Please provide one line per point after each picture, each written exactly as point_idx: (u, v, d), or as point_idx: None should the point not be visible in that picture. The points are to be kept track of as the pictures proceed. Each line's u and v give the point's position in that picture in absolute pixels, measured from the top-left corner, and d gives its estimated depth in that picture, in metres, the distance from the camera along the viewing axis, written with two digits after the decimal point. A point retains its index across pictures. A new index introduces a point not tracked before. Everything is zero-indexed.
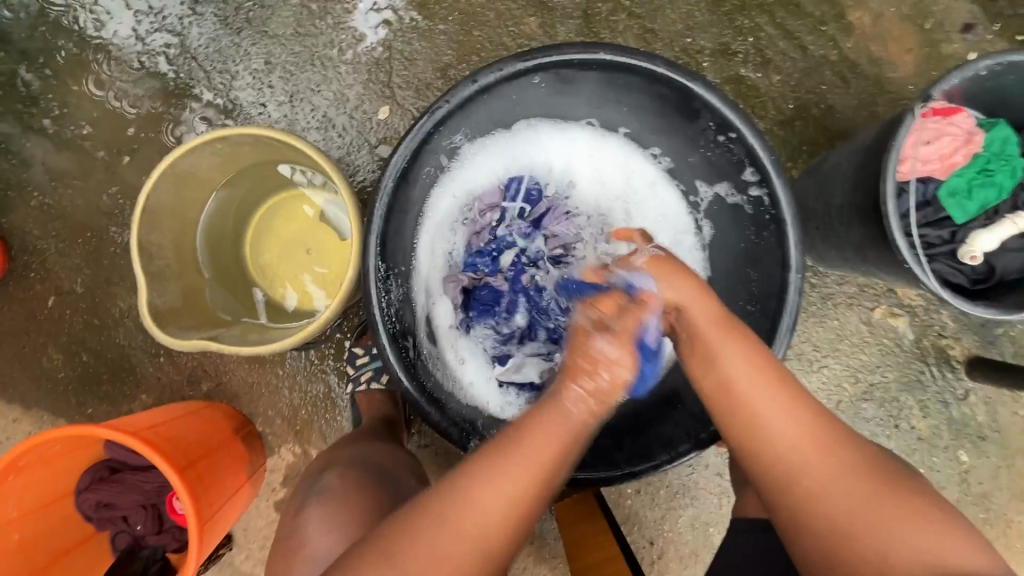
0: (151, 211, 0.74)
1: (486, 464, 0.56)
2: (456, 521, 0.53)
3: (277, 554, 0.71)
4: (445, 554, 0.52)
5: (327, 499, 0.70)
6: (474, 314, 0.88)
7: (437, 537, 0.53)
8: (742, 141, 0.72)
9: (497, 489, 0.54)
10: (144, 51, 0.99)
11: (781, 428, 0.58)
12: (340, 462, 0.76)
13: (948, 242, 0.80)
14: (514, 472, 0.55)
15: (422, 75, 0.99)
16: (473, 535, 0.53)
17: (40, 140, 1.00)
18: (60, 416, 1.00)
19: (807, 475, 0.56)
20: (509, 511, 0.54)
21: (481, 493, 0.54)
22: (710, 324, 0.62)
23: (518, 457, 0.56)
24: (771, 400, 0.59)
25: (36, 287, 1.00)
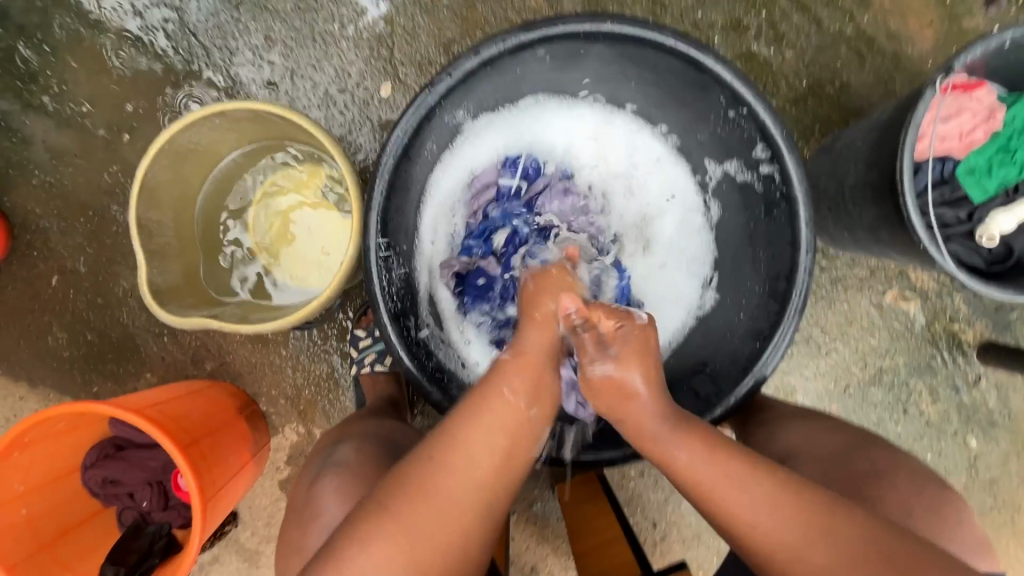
0: (150, 188, 0.74)
1: (472, 409, 0.58)
2: (446, 464, 0.55)
3: (286, 529, 0.69)
4: (439, 496, 0.53)
5: (340, 471, 0.68)
6: (468, 300, 0.85)
7: (431, 479, 0.54)
8: (754, 117, 0.70)
9: (485, 429, 0.56)
10: (142, 27, 0.97)
11: (747, 512, 0.54)
12: (354, 437, 0.75)
13: (965, 223, 0.77)
14: (499, 409, 0.57)
15: (424, 50, 0.97)
16: (465, 475, 0.55)
17: (40, 117, 0.99)
18: (66, 394, 1.01)
19: (792, 562, 0.52)
20: (500, 449, 0.56)
21: (469, 434, 0.56)
22: (643, 405, 0.60)
23: (499, 398, 0.58)
24: (730, 486, 0.56)
25: (39, 266, 1.00)
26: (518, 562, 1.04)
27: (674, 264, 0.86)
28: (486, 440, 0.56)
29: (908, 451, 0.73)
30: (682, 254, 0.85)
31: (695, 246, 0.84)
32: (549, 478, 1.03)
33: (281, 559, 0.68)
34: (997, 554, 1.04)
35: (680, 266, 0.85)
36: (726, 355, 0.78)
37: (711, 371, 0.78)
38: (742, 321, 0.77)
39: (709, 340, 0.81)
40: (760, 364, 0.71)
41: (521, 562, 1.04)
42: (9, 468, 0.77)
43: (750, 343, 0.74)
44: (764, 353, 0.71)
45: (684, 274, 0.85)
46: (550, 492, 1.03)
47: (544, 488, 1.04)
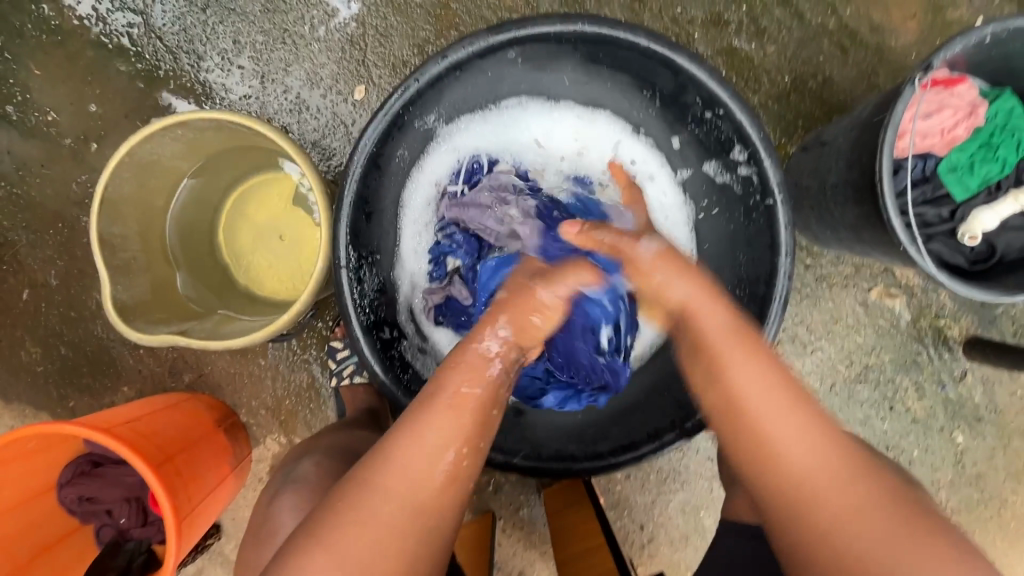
0: (112, 201, 0.71)
1: (403, 432, 0.55)
2: (381, 486, 0.52)
3: (251, 543, 0.68)
4: (371, 521, 0.50)
5: (302, 486, 0.68)
6: (450, 325, 0.82)
7: (365, 502, 0.51)
8: (730, 118, 0.68)
9: (410, 455, 0.53)
10: (106, 32, 0.94)
11: (791, 448, 0.54)
12: (315, 452, 0.74)
13: (948, 221, 0.76)
14: (431, 438, 0.54)
15: (398, 51, 0.95)
16: (404, 501, 0.52)
17: (5, 127, 0.96)
18: (42, 410, 0.99)
19: (811, 488, 0.53)
20: (434, 469, 0.53)
21: (398, 461, 0.53)
22: (718, 336, 0.59)
23: (440, 410, 0.55)
24: (792, 421, 0.55)
25: (10, 280, 0.98)
26: (505, 567, 1.03)
27: None
28: (423, 457, 0.53)
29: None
30: None
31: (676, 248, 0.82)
32: (535, 483, 1.03)
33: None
34: (984, 549, 1.04)
35: None
36: None
37: None
38: None
39: None
40: None
41: (508, 567, 1.03)
42: None
43: None
44: None
45: None
46: (536, 497, 1.03)
47: (530, 493, 1.03)
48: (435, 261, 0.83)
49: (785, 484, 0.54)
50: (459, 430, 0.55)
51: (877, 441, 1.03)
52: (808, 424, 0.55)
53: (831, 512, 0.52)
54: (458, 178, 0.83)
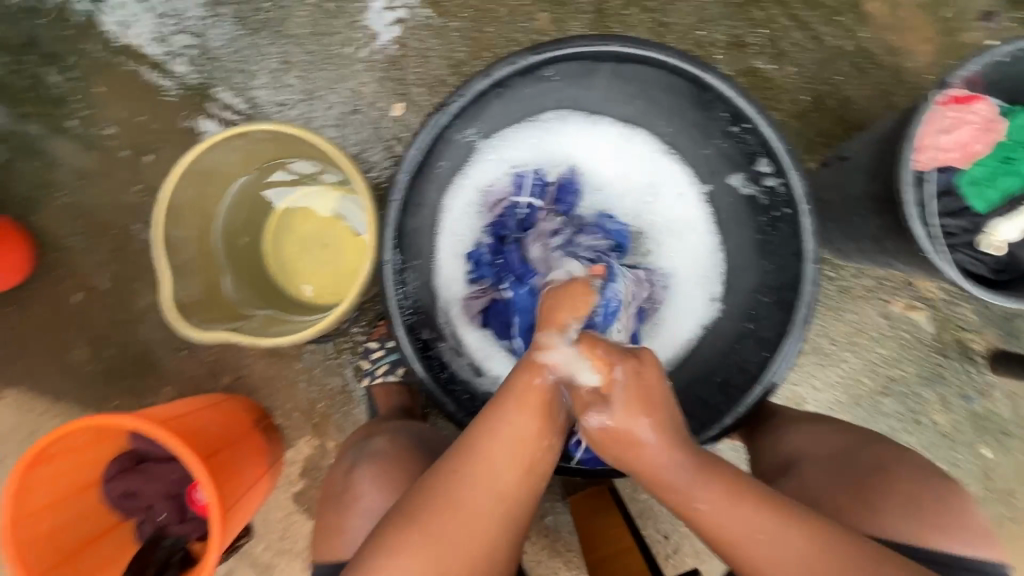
0: (174, 207, 0.76)
1: (475, 442, 0.58)
2: (466, 477, 0.57)
3: (326, 511, 0.72)
4: (462, 505, 0.56)
5: (378, 462, 0.71)
6: (499, 329, 0.87)
7: (454, 490, 0.56)
8: (757, 132, 0.72)
9: (490, 458, 0.57)
10: (165, 53, 1.01)
11: (722, 527, 0.56)
12: (388, 429, 0.78)
13: (969, 233, 0.79)
14: (512, 442, 0.58)
15: (435, 71, 1.01)
16: (488, 486, 0.57)
17: (67, 140, 1.02)
18: (86, 409, 1.03)
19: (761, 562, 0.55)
20: (515, 463, 0.58)
21: (469, 471, 0.57)
22: (669, 464, 0.57)
23: (514, 410, 0.59)
24: (774, 541, 0.55)
25: (63, 283, 1.03)
26: None
27: (698, 279, 0.87)
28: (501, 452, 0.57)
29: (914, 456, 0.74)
30: (709, 271, 0.87)
31: (709, 260, 0.87)
32: (560, 490, 1.04)
33: (317, 542, 0.70)
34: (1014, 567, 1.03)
35: (702, 281, 0.87)
36: (734, 365, 0.80)
37: (721, 382, 0.80)
38: (750, 331, 0.80)
39: (722, 350, 0.83)
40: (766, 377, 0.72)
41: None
42: (32, 482, 0.78)
43: (759, 354, 0.77)
44: (772, 365, 0.72)
45: (698, 275, 0.88)
46: (561, 504, 1.04)
47: (555, 500, 1.04)
48: (473, 263, 0.88)
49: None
50: (538, 423, 0.59)
51: None
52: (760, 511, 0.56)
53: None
54: (513, 187, 0.90)
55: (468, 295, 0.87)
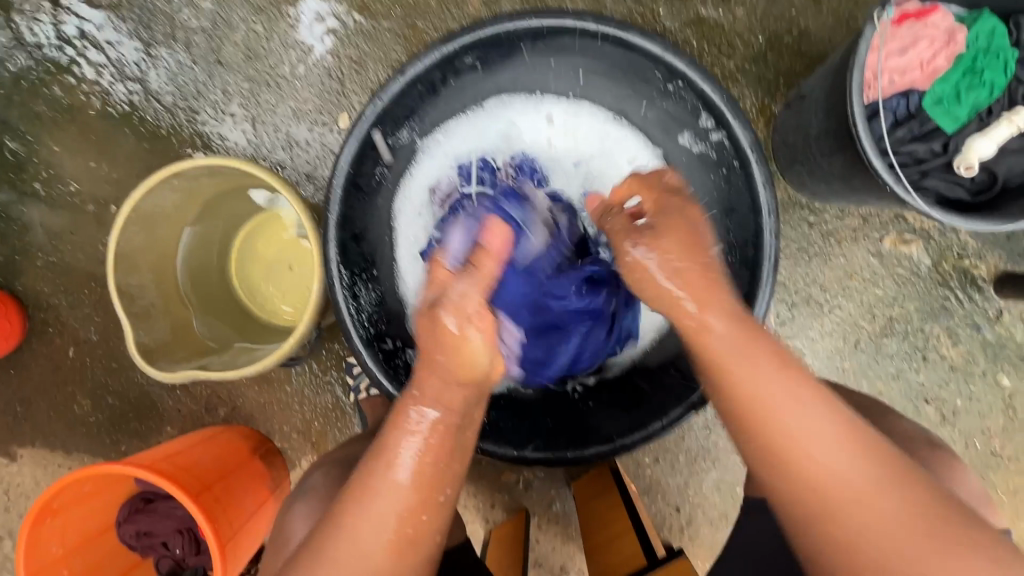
0: (125, 256, 0.77)
1: (367, 474, 0.57)
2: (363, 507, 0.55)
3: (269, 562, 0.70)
4: (363, 536, 0.54)
5: (312, 498, 0.70)
6: None
7: (353, 521, 0.55)
8: (692, 86, 0.69)
9: (375, 508, 0.55)
10: (111, 103, 1.02)
11: (827, 465, 0.51)
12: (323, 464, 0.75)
13: (941, 155, 0.73)
14: (396, 484, 0.56)
15: (374, 75, 0.99)
16: (386, 521, 0.55)
17: (35, 203, 1.05)
18: (98, 457, 1.07)
19: (854, 516, 0.50)
20: (406, 505, 0.56)
21: (359, 525, 0.55)
22: (767, 371, 0.55)
23: (406, 444, 0.57)
24: (845, 449, 0.52)
25: (56, 341, 1.06)
26: (545, 564, 1.03)
27: None
28: (391, 496, 0.56)
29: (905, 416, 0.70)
30: None
31: None
32: (564, 476, 1.03)
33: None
34: None
35: None
36: None
37: None
38: None
39: None
40: None
41: (549, 563, 1.03)
42: (43, 535, 0.81)
43: None
44: None
45: None
46: (567, 490, 1.03)
47: (560, 487, 1.03)
48: None
49: (807, 472, 0.52)
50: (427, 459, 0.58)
51: (913, 395, 0.99)
52: (845, 441, 0.52)
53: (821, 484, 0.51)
54: (460, 179, 0.86)
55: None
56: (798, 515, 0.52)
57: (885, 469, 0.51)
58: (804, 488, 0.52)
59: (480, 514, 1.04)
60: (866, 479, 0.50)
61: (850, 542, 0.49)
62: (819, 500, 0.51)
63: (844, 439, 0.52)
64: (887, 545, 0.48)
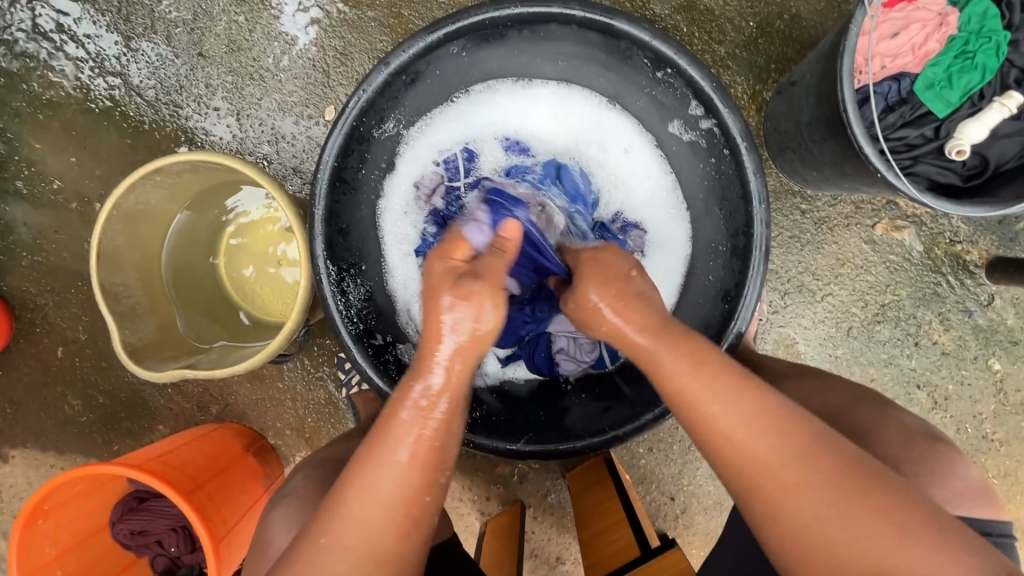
0: (108, 255, 0.76)
1: (368, 454, 0.56)
2: (366, 486, 0.54)
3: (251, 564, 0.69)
4: (365, 513, 0.54)
5: (291, 501, 0.69)
6: None
7: (355, 499, 0.54)
8: (681, 74, 0.68)
9: (374, 486, 0.54)
10: (92, 98, 1.00)
11: (751, 451, 0.52)
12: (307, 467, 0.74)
13: (932, 140, 0.72)
14: (397, 463, 0.55)
15: (359, 66, 0.97)
16: (386, 503, 0.54)
17: (17, 202, 1.03)
18: (91, 457, 1.06)
19: (788, 501, 0.50)
20: (408, 485, 0.55)
21: (357, 503, 0.54)
22: (681, 363, 0.55)
23: (408, 423, 0.56)
24: (762, 430, 0.52)
25: (44, 341, 1.05)
26: (541, 554, 1.04)
27: (658, 235, 0.83)
28: (390, 474, 0.54)
29: (906, 408, 0.69)
30: (668, 223, 0.82)
31: (665, 211, 0.83)
32: (558, 467, 1.04)
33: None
34: None
35: (663, 236, 0.82)
36: (701, 321, 0.76)
37: None
38: (713, 284, 0.76)
39: (686, 306, 0.79)
40: (732, 329, 0.69)
41: (545, 553, 1.04)
42: (34, 537, 0.80)
43: (720, 307, 0.73)
44: (736, 313, 0.69)
45: (660, 224, 0.83)
46: (562, 481, 1.03)
47: (555, 478, 1.04)
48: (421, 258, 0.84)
49: (728, 455, 0.53)
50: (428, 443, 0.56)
51: (905, 381, 0.99)
52: (765, 419, 0.52)
53: (800, 510, 0.50)
54: (447, 172, 0.85)
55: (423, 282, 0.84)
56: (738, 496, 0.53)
57: (802, 440, 0.52)
58: (735, 470, 0.52)
59: (475, 506, 1.04)
60: (780, 455, 0.51)
61: (784, 525, 0.50)
62: (753, 486, 0.52)
63: (765, 418, 0.52)
64: (818, 524, 0.49)
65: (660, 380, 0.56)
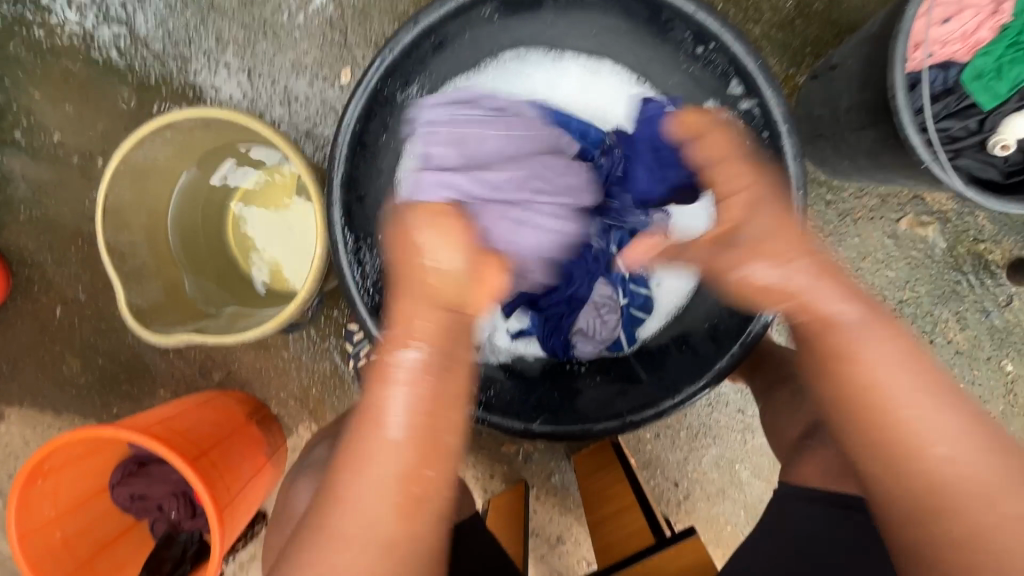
0: (114, 212, 0.73)
1: (364, 411, 0.54)
2: (370, 443, 0.53)
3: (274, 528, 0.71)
4: (364, 471, 0.52)
5: (313, 471, 0.69)
6: None
7: (360, 452, 0.53)
8: (725, 50, 0.65)
9: (371, 441, 0.53)
10: (94, 47, 0.96)
11: (941, 445, 0.52)
12: (326, 438, 0.74)
13: (976, 132, 0.71)
14: (388, 409, 0.53)
15: (378, 27, 0.93)
16: (387, 458, 0.52)
17: (15, 153, 0.99)
18: (89, 418, 1.04)
19: (975, 500, 0.51)
20: (399, 439, 0.52)
21: (359, 451, 0.53)
22: (875, 349, 0.55)
23: (393, 371, 0.53)
24: (958, 419, 0.53)
25: (42, 299, 1.02)
26: (542, 534, 1.04)
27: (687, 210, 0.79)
28: (383, 428, 0.52)
29: None
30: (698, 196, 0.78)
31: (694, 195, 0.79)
32: (564, 448, 1.03)
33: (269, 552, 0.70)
34: None
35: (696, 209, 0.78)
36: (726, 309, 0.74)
37: (711, 329, 0.75)
38: None
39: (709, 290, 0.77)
40: (756, 320, 0.67)
41: (546, 532, 1.04)
42: (33, 497, 0.79)
43: None
44: None
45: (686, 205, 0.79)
46: (567, 463, 1.03)
47: (560, 459, 1.03)
48: None
49: (905, 449, 0.53)
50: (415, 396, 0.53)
51: None
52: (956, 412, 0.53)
53: (969, 508, 0.51)
54: None
55: None
56: (907, 503, 0.53)
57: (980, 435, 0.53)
58: (945, 470, 0.52)
59: (479, 484, 1.04)
60: (968, 446, 0.52)
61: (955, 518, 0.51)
62: (913, 484, 0.53)
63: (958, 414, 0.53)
64: (987, 513, 0.51)
65: (846, 357, 0.55)
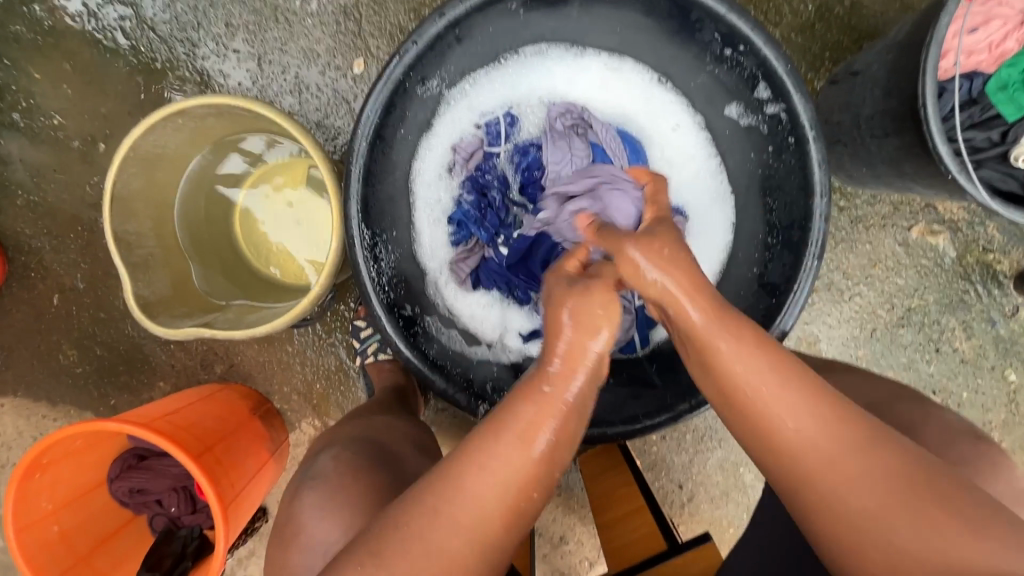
0: (121, 200, 0.71)
1: (476, 445, 0.48)
2: (472, 486, 0.46)
3: (275, 545, 0.66)
4: (452, 512, 0.46)
5: (319, 480, 0.66)
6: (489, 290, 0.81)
7: (455, 493, 0.46)
8: (754, 54, 0.64)
9: (488, 477, 0.47)
10: (98, 28, 0.93)
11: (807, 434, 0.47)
12: (333, 443, 0.72)
13: (998, 144, 0.71)
14: (511, 445, 0.48)
15: (394, 17, 0.91)
16: (487, 504, 0.46)
17: (13, 135, 0.96)
18: (85, 409, 1.02)
19: (838, 496, 0.45)
20: (522, 478, 0.47)
21: (468, 486, 0.46)
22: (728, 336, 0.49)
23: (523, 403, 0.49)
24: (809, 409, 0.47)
25: (39, 286, 0.99)
26: (546, 534, 1.03)
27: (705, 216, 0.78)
28: (505, 462, 0.47)
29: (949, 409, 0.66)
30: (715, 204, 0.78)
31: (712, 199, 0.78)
32: None
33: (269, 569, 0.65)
34: None
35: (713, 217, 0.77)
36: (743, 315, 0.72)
37: None
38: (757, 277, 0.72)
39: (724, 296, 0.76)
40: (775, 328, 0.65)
41: (549, 532, 1.04)
42: (31, 490, 0.77)
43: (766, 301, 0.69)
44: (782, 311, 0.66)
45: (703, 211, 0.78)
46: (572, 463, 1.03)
47: None
48: (455, 225, 0.81)
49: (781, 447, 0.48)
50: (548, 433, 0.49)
51: (923, 386, 0.99)
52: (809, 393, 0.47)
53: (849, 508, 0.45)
54: (487, 137, 0.81)
55: (456, 257, 0.80)
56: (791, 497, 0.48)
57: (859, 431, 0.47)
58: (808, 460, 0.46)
59: None
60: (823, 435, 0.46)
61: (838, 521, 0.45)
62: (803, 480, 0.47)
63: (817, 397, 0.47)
64: (852, 509, 0.45)
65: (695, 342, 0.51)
